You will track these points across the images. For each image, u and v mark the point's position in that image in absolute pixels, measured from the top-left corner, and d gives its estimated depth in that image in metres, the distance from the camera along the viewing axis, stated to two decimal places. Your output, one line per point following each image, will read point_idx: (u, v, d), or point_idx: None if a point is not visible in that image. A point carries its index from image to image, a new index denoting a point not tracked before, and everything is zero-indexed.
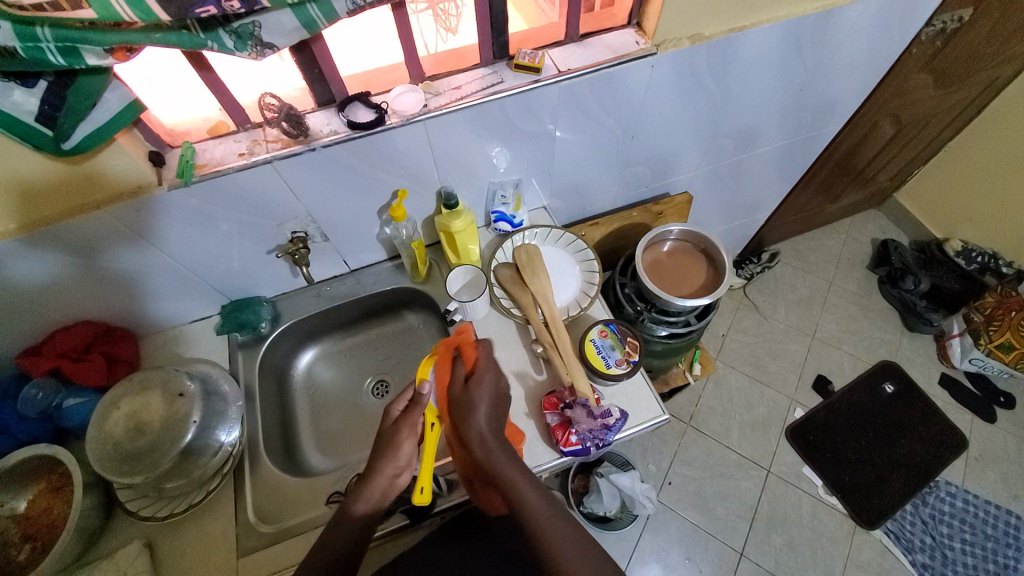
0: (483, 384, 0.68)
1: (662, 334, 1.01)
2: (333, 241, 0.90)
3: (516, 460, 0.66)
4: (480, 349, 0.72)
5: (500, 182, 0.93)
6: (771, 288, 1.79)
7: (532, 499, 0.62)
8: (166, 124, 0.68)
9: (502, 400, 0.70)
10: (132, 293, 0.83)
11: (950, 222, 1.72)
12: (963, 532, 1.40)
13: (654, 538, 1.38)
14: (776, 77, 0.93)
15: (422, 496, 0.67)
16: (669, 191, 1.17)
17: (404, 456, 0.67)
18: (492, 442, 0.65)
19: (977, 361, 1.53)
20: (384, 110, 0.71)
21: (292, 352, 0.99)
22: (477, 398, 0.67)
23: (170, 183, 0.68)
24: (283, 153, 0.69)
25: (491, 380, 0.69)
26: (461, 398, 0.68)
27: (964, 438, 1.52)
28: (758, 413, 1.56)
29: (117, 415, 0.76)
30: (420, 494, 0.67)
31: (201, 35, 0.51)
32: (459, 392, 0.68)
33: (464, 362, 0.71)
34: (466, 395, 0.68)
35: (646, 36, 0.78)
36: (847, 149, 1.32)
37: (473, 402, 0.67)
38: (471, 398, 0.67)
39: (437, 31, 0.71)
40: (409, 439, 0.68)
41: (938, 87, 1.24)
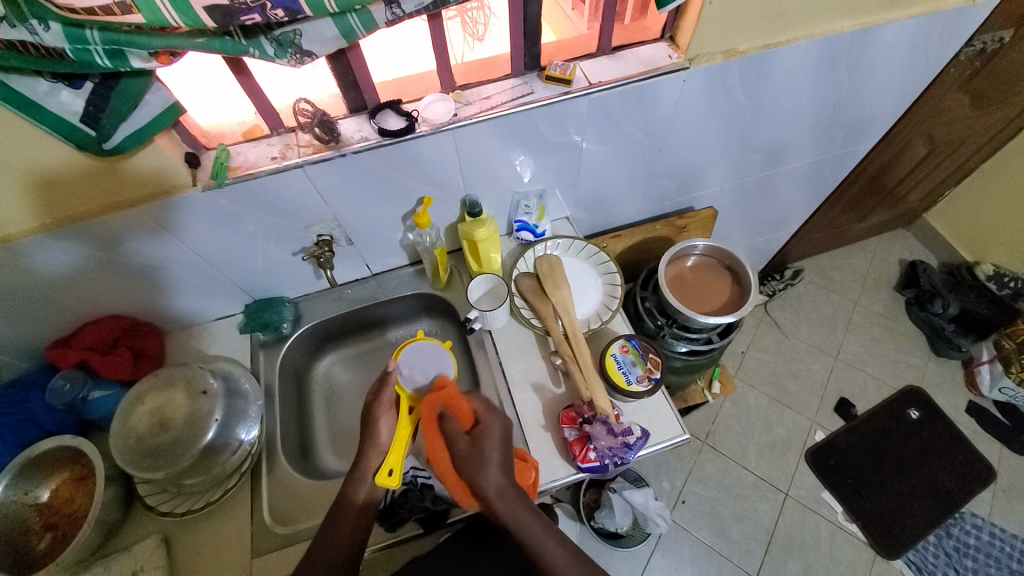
0: (487, 434, 0.66)
1: (682, 350, 1.00)
2: (357, 245, 0.91)
3: (536, 513, 0.64)
4: (470, 399, 0.70)
5: (524, 193, 0.93)
6: (793, 306, 1.76)
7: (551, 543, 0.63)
8: (202, 126, 0.70)
9: (511, 443, 0.69)
10: (159, 288, 0.84)
11: (982, 245, 1.67)
12: (989, 568, 1.34)
13: (666, 557, 1.36)
14: (809, 94, 0.91)
15: (390, 477, 0.65)
16: (693, 206, 1.15)
17: (384, 437, 0.71)
18: (509, 492, 0.64)
19: (1008, 390, 1.48)
20: (415, 118, 0.71)
21: (312, 353, 1.00)
22: (487, 455, 0.65)
23: (204, 184, 0.69)
24: (314, 158, 0.70)
25: (495, 424, 0.68)
26: (466, 454, 0.65)
27: (992, 470, 1.46)
28: (777, 434, 1.53)
29: (141, 410, 0.77)
30: (386, 476, 0.65)
31: (243, 41, 0.51)
32: (467, 449, 0.65)
33: (457, 416, 0.68)
34: (474, 450, 0.65)
35: (679, 50, 0.77)
36: (879, 167, 1.29)
37: (484, 457, 0.64)
38: (482, 453, 0.65)
39: (465, 39, 0.72)
40: (386, 420, 0.71)
41: (976, 107, 1.20)
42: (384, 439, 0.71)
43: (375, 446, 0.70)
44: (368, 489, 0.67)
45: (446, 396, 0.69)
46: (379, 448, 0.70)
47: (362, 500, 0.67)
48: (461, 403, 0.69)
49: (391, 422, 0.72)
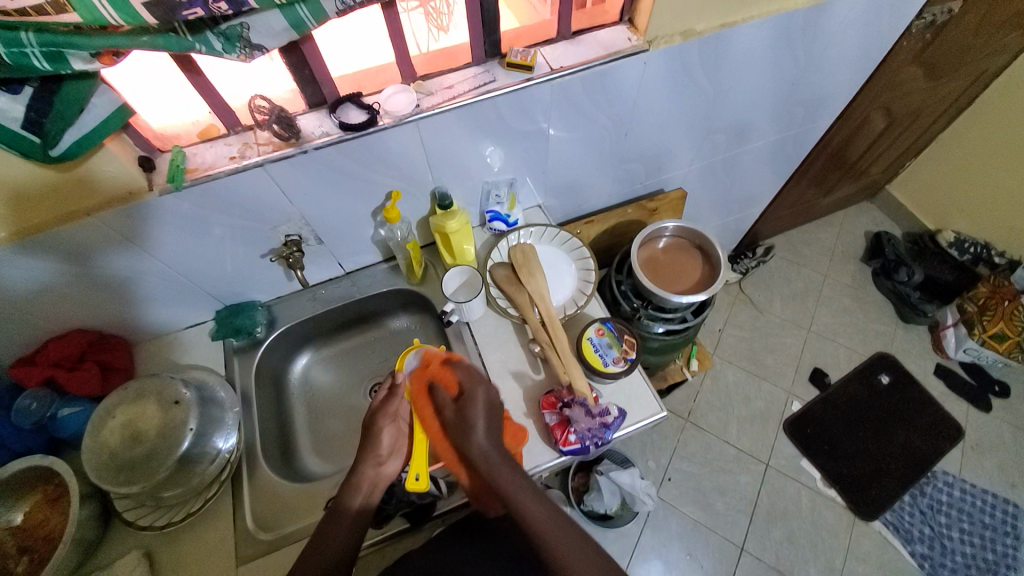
0: (473, 402, 0.70)
1: (659, 331, 1.02)
2: (327, 243, 0.89)
3: (521, 474, 0.67)
4: (456, 369, 0.74)
5: (494, 182, 0.92)
6: (766, 283, 1.79)
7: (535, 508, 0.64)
8: (154, 128, 0.67)
9: (497, 408, 0.72)
10: (124, 299, 0.82)
11: (942, 213, 1.73)
12: (960, 522, 1.41)
13: (656, 534, 1.39)
14: (768, 72, 0.93)
15: (416, 483, 0.69)
16: (663, 188, 1.17)
17: (385, 445, 0.70)
18: (491, 453, 0.67)
19: (971, 351, 1.55)
20: (377, 111, 0.70)
21: (288, 356, 0.98)
22: (471, 417, 0.69)
23: (160, 189, 0.67)
24: (274, 156, 0.68)
25: (481, 392, 0.71)
26: (453, 420, 0.70)
27: (959, 428, 1.53)
28: (756, 407, 1.57)
29: (112, 424, 0.75)
30: (415, 481, 0.69)
31: (189, 37, 0.50)
32: (453, 416, 0.70)
33: (445, 387, 0.73)
34: (460, 416, 0.70)
35: (638, 32, 0.78)
36: (841, 141, 1.32)
37: (469, 422, 0.69)
38: (466, 419, 0.69)
39: (429, 30, 0.70)
40: (389, 427, 0.72)
41: (929, 79, 1.24)
42: (385, 446, 0.70)
43: (375, 454, 0.69)
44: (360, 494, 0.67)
45: (432, 370, 0.74)
46: (379, 455, 0.69)
47: (359, 505, 0.66)
48: (449, 373, 0.74)
49: (392, 429, 0.72)
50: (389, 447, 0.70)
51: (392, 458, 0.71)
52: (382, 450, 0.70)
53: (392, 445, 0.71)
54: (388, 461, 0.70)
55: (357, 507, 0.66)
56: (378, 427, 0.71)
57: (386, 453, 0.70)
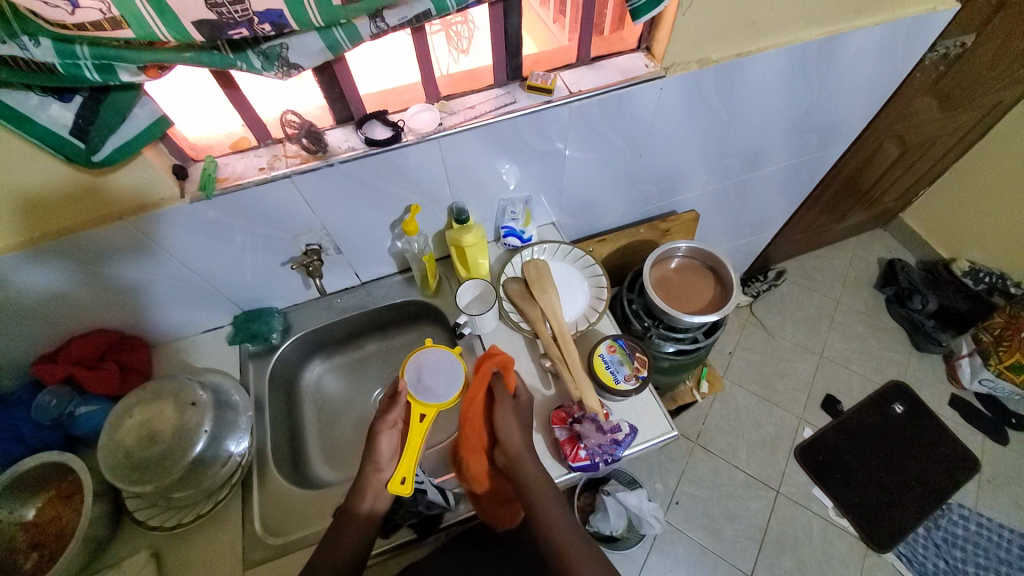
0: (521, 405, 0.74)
1: (669, 350, 1.02)
2: (346, 253, 0.92)
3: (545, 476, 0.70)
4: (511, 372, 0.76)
5: (510, 199, 0.94)
6: (777, 307, 1.79)
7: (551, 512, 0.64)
8: (189, 138, 0.71)
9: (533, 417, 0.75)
10: (148, 301, 0.84)
11: (957, 242, 1.72)
12: (977, 558, 1.36)
13: (661, 559, 1.36)
14: (782, 99, 0.94)
15: (402, 487, 0.65)
16: (675, 209, 1.18)
17: (384, 452, 0.69)
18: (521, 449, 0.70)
19: (988, 382, 1.52)
20: (401, 128, 0.73)
21: (302, 363, 1.00)
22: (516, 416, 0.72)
23: (191, 196, 0.70)
24: (302, 168, 0.71)
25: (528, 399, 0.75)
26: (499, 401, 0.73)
27: (975, 460, 1.50)
28: (766, 432, 1.55)
29: (129, 423, 0.77)
30: (398, 484, 0.65)
31: (231, 55, 0.53)
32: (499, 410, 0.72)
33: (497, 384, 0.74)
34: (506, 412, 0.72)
35: (655, 60, 0.80)
36: (854, 168, 1.33)
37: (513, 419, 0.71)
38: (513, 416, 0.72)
39: (449, 52, 0.73)
40: (388, 434, 0.70)
41: (943, 109, 1.25)
42: (384, 453, 0.69)
43: (376, 462, 0.69)
44: (370, 499, 0.67)
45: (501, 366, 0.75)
46: (378, 460, 0.69)
47: (366, 510, 0.67)
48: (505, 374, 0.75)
49: (391, 436, 0.70)
50: (388, 454, 0.69)
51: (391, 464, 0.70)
52: (382, 456, 0.69)
53: (393, 452, 0.70)
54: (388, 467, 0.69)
55: (363, 511, 0.66)
56: (376, 435, 0.70)
57: (387, 459, 0.69)
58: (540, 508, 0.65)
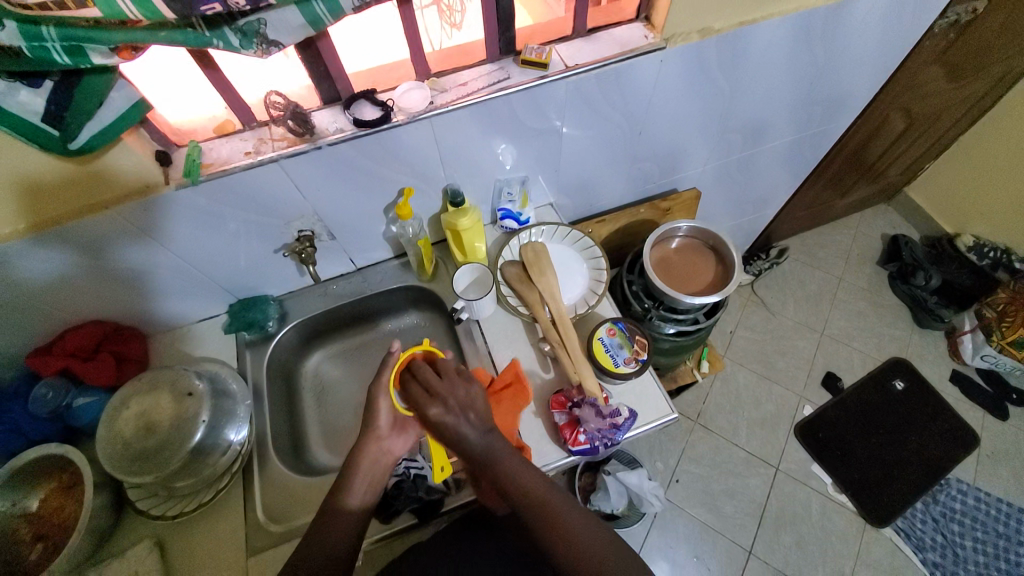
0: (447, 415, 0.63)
1: (670, 331, 1.01)
2: (339, 239, 0.90)
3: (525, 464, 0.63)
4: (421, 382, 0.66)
5: (507, 180, 0.92)
6: (779, 285, 1.77)
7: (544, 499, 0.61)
8: (172, 123, 0.67)
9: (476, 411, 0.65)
10: (139, 291, 0.83)
11: (961, 217, 1.69)
12: (974, 531, 1.38)
13: (662, 536, 1.38)
14: (785, 71, 0.91)
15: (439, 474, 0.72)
16: (676, 187, 1.16)
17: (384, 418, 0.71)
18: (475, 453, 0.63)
19: (989, 357, 1.52)
20: (390, 107, 0.70)
21: (299, 351, 0.99)
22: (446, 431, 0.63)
23: (177, 183, 0.67)
24: (289, 151, 0.68)
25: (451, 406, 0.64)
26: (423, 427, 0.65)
27: (975, 435, 1.50)
28: (767, 410, 1.55)
29: (127, 415, 0.76)
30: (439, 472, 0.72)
31: (206, 33, 0.50)
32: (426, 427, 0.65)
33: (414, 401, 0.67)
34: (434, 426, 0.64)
35: (654, 30, 0.77)
36: (859, 142, 1.30)
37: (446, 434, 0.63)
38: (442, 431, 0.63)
39: (442, 26, 0.70)
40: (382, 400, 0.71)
41: (951, 80, 1.21)
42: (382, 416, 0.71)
43: (375, 430, 0.70)
44: (364, 491, 0.68)
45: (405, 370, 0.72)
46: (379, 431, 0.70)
47: (356, 504, 0.66)
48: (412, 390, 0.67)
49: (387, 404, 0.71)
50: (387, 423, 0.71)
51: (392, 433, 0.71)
52: (381, 425, 0.70)
53: (392, 420, 0.72)
54: (392, 436, 0.71)
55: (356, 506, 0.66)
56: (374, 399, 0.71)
57: (387, 426, 0.71)
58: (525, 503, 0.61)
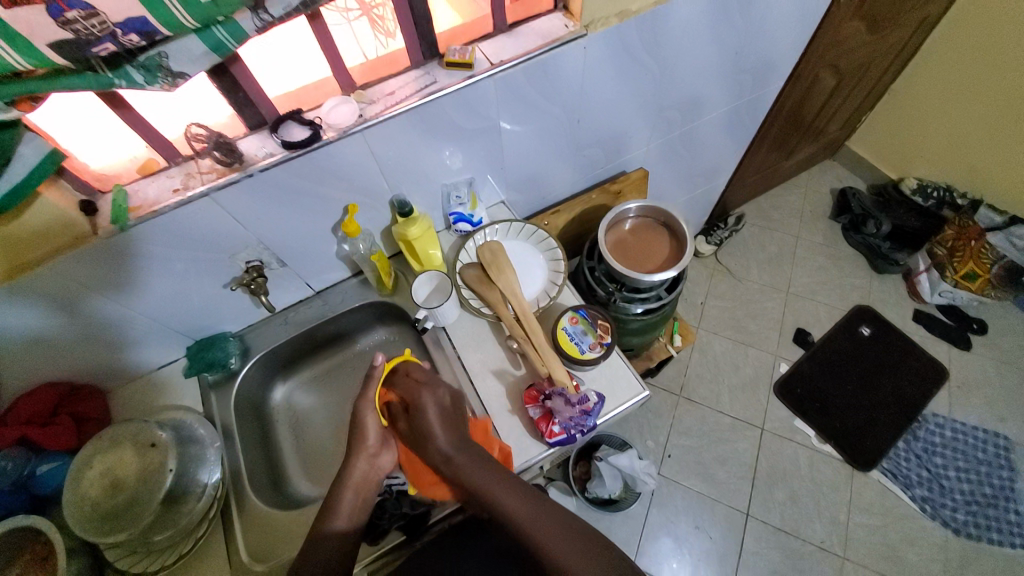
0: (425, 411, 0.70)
1: (636, 311, 1.02)
2: (290, 265, 0.88)
3: (497, 469, 0.67)
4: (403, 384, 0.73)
5: (453, 183, 0.92)
6: (741, 251, 1.81)
7: (517, 500, 0.64)
8: (94, 169, 0.65)
9: (455, 412, 0.73)
10: (87, 347, 0.80)
11: (901, 162, 1.76)
12: (956, 462, 1.44)
13: (662, 511, 1.40)
14: (710, 42, 0.93)
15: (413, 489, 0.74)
16: (624, 169, 1.17)
17: (372, 435, 0.72)
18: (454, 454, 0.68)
19: (946, 293, 1.59)
20: (318, 125, 0.69)
21: (267, 383, 0.97)
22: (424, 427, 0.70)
23: (106, 232, 0.65)
24: (219, 183, 0.67)
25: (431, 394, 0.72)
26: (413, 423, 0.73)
27: (943, 369, 1.56)
28: (745, 373, 1.59)
29: (91, 475, 0.73)
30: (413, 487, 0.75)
31: (108, 74, 0.49)
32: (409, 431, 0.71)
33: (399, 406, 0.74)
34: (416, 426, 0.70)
35: (574, 18, 0.77)
36: (795, 102, 1.34)
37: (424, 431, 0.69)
38: (421, 428, 0.70)
39: (376, 37, 0.69)
40: (370, 415, 0.73)
41: (872, 33, 1.26)
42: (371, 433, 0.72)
43: (365, 448, 0.71)
44: (348, 516, 0.66)
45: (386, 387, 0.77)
46: (368, 449, 0.71)
47: (342, 527, 0.65)
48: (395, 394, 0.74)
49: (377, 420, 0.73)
50: (377, 438, 0.72)
51: (383, 450, 0.73)
52: (369, 441, 0.72)
53: (380, 436, 0.73)
54: (381, 452, 0.72)
55: (342, 529, 0.65)
56: (360, 416, 0.73)
57: (377, 444, 0.72)
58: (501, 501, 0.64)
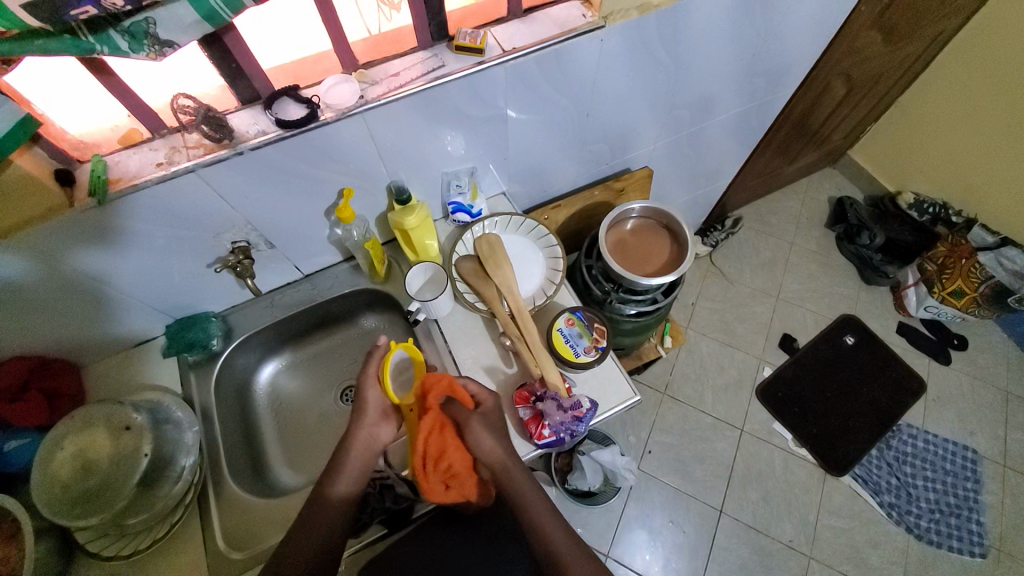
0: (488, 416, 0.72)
1: (631, 313, 1.01)
2: (279, 247, 0.85)
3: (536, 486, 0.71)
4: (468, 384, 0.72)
5: (454, 172, 0.89)
6: (735, 253, 1.81)
7: (547, 517, 0.69)
8: (73, 136, 0.61)
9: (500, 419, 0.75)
10: (62, 322, 0.76)
11: (901, 175, 1.76)
12: (924, 470, 1.48)
13: (639, 505, 1.42)
14: (728, 43, 0.90)
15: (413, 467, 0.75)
16: (629, 167, 1.15)
17: (371, 409, 0.73)
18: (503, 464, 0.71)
19: (932, 308, 1.61)
20: (316, 105, 0.65)
21: (250, 366, 0.94)
22: (486, 432, 0.71)
23: (81, 204, 0.61)
24: (206, 159, 0.63)
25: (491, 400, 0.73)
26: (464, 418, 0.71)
27: (922, 382, 1.59)
28: (730, 375, 1.60)
29: (62, 456, 0.70)
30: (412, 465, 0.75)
31: (89, 38, 0.45)
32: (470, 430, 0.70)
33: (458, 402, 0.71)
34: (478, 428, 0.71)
35: (592, 8, 0.73)
36: (804, 108, 1.32)
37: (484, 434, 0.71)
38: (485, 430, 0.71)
39: (379, 9, 0.65)
40: (371, 389, 0.74)
41: (887, 43, 1.24)
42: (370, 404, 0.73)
43: (365, 419, 0.72)
44: (348, 481, 0.69)
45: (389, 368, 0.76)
46: (369, 419, 0.73)
47: (340, 494, 0.68)
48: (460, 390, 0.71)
49: (376, 390, 0.74)
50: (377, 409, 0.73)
51: (386, 420, 0.74)
52: (369, 412, 0.73)
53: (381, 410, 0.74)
54: (382, 424, 0.74)
55: (340, 495, 0.68)
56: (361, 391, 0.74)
57: (377, 416, 0.73)
58: (535, 515, 0.69)
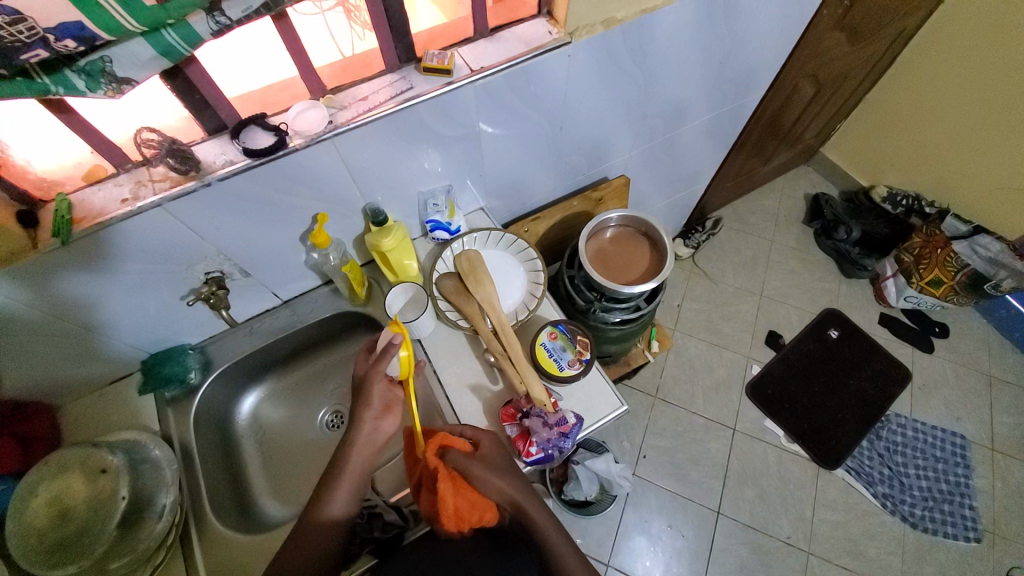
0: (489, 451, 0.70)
1: (615, 320, 1.01)
2: (255, 275, 0.84)
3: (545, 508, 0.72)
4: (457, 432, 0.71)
5: (430, 191, 0.88)
6: (717, 254, 1.83)
7: (555, 532, 0.69)
8: (36, 174, 0.59)
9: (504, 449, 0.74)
10: (31, 364, 0.74)
11: (874, 170, 1.79)
12: (915, 459, 1.50)
13: (636, 511, 1.41)
14: (695, 52, 0.92)
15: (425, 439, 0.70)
16: (606, 176, 1.15)
17: (377, 401, 0.70)
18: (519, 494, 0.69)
19: (912, 298, 1.63)
20: (284, 132, 0.65)
21: (231, 397, 0.93)
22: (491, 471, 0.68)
23: (47, 244, 0.59)
24: (173, 192, 0.62)
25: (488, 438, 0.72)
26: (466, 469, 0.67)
27: (907, 371, 1.62)
28: (719, 375, 1.61)
29: (36, 504, 0.68)
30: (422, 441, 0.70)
31: (43, 79, 0.44)
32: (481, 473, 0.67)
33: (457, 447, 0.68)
34: (484, 470, 0.68)
35: (558, 25, 0.74)
36: (775, 109, 1.34)
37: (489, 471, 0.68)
38: (490, 467, 0.68)
39: (351, 30, 0.64)
40: (377, 382, 0.71)
41: (851, 44, 1.27)
42: (376, 398, 0.70)
43: (368, 411, 0.70)
44: (344, 501, 0.67)
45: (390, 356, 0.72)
46: (374, 411, 0.70)
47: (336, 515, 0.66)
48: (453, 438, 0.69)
49: (382, 382, 0.71)
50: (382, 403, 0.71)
51: (389, 414, 0.71)
52: (371, 407, 0.70)
53: (385, 401, 0.71)
54: (386, 417, 0.71)
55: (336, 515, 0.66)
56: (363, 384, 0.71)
57: (381, 408, 0.70)
58: (543, 532, 0.69)
